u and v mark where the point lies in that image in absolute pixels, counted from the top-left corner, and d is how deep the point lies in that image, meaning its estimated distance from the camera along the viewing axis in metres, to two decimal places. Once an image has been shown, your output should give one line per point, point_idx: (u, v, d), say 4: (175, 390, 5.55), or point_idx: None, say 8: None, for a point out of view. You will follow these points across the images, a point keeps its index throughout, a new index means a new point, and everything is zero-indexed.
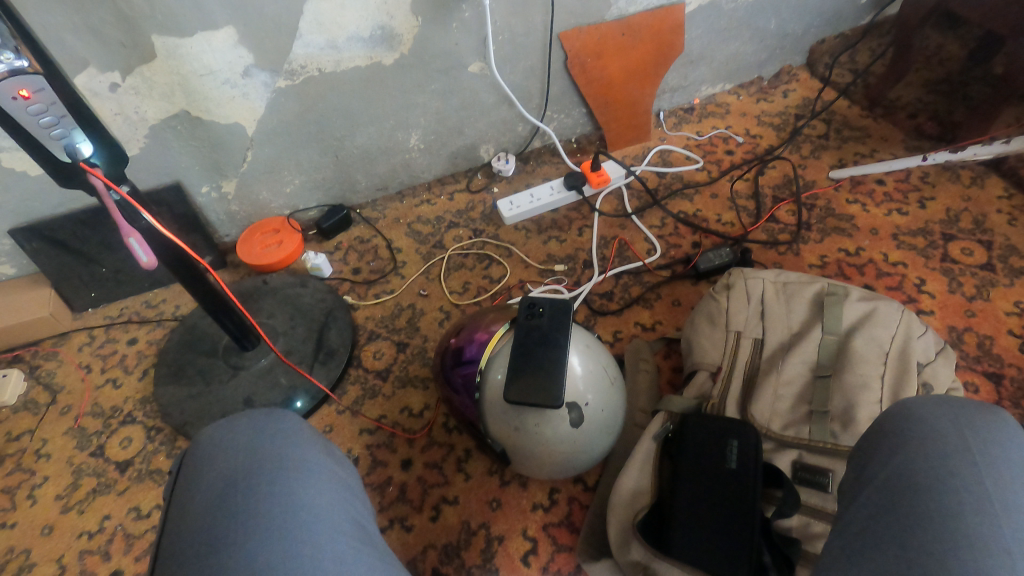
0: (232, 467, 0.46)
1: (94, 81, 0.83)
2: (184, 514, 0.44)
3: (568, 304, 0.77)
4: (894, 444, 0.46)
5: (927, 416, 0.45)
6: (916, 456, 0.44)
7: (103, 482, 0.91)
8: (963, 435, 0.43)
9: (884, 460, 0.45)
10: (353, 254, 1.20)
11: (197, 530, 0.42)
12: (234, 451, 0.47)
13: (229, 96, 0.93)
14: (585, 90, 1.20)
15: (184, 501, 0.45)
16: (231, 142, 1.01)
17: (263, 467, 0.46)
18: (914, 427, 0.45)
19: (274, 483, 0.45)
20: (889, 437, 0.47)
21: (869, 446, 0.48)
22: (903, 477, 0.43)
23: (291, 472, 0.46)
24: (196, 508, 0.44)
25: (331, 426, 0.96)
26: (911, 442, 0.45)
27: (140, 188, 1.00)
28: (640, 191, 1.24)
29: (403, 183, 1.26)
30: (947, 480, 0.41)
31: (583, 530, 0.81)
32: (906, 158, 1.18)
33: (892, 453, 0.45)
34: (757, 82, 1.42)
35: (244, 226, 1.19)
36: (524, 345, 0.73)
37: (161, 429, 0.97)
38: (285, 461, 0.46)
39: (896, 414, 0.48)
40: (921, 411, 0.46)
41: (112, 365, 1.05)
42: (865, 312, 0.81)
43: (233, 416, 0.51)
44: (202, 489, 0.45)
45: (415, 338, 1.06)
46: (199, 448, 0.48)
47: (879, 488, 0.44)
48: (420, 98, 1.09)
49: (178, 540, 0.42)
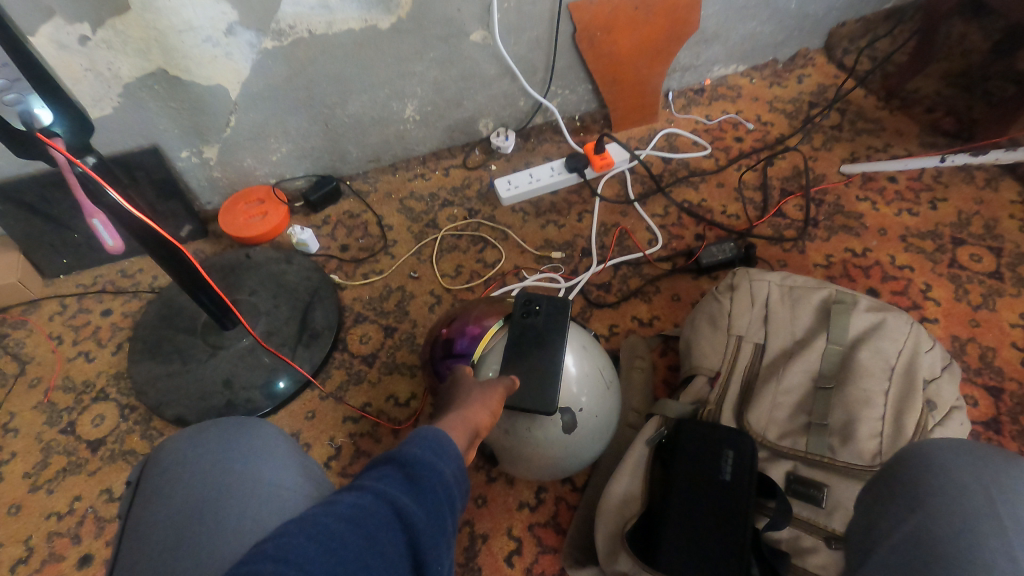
0: (192, 484, 0.47)
1: (61, 32, 0.76)
2: (143, 529, 0.45)
3: (567, 303, 0.74)
4: (912, 499, 0.43)
5: (949, 468, 0.43)
6: (936, 514, 0.41)
7: (74, 461, 0.88)
8: (989, 494, 0.40)
9: (900, 517, 0.43)
10: (341, 229, 1.14)
11: (155, 545, 0.43)
12: (197, 468, 0.48)
13: (211, 56, 0.86)
14: (592, 66, 1.13)
15: (143, 516, 0.46)
16: (213, 105, 0.94)
17: (224, 481, 0.47)
18: (935, 480, 0.42)
19: (234, 494, 0.46)
20: (907, 486, 0.44)
21: (883, 493, 0.45)
22: (924, 537, 0.40)
23: (252, 484, 0.47)
24: (155, 522, 0.45)
25: (314, 412, 0.93)
26: (933, 497, 0.42)
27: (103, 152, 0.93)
28: (643, 175, 1.19)
29: (396, 155, 1.20)
30: (973, 546, 0.38)
31: (570, 532, 0.78)
32: (922, 156, 1.13)
33: (911, 508, 0.42)
34: (772, 64, 1.35)
35: (227, 194, 1.13)
36: (518, 346, 0.70)
37: (135, 408, 0.93)
38: (245, 478, 0.47)
39: (915, 459, 0.45)
40: (941, 458, 0.44)
41: (85, 337, 1.00)
42: (873, 323, 0.77)
43: (198, 427, 0.52)
44: (160, 508, 0.46)
45: (404, 323, 1.02)
46: (161, 464, 0.50)
47: (897, 546, 0.41)
48: (417, 67, 1.02)
49: (135, 554, 0.43)
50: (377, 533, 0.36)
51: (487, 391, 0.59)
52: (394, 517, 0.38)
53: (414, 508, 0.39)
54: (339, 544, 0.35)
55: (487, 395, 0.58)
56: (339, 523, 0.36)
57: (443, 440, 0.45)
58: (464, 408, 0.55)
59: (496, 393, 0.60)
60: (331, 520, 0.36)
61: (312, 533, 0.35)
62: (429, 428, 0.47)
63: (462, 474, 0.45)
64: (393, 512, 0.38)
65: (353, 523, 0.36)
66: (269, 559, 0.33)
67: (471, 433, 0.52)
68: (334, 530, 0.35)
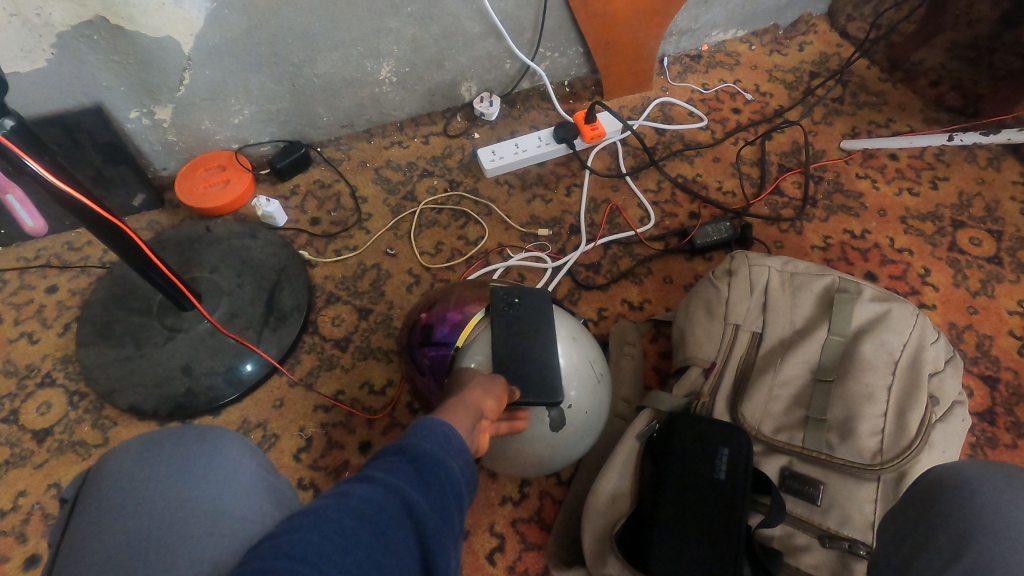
0: (138, 508, 0.40)
1: None
2: (74, 566, 0.37)
3: (547, 295, 0.71)
4: (956, 538, 0.37)
5: (997, 502, 0.38)
6: (988, 561, 0.36)
7: (18, 453, 0.81)
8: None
9: (942, 560, 0.37)
10: (311, 201, 1.06)
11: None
12: (147, 488, 0.41)
13: (158, 3, 0.76)
14: (584, 26, 1.04)
15: (75, 552, 0.38)
16: (162, 59, 0.83)
17: (174, 508, 0.40)
18: (984, 519, 0.37)
19: (189, 529, 0.39)
20: (948, 522, 0.38)
21: (918, 527, 0.40)
22: None
23: (209, 514, 0.40)
24: (89, 561, 0.37)
25: (282, 400, 0.87)
26: (984, 539, 0.36)
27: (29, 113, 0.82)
28: (636, 147, 1.12)
29: (371, 120, 1.11)
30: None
31: (555, 530, 0.74)
32: (927, 134, 1.08)
33: (954, 551, 0.37)
34: (773, 30, 1.28)
35: (185, 159, 1.03)
36: (503, 336, 0.65)
37: (85, 395, 0.85)
38: (201, 503, 0.40)
39: (956, 488, 0.40)
40: (985, 491, 0.39)
41: (28, 317, 0.92)
42: (878, 313, 0.73)
43: (154, 436, 0.45)
44: (97, 536, 0.39)
45: (380, 304, 0.95)
46: (105, 481, 0.42)
47: None
48: (394, 22, 0.92)
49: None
50: (389, 531, 0.32)
51: (491, 381, 0.55)
52: (405, 517, 0.34)
53: (425, 506, 0.35)
54: (353, 543, 0.31)
55: (492, 382, 0.55)
56: (352, 519, 0.32)
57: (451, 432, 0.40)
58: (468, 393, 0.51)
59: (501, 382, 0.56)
60: (342, 515, 0.32)
61: (324, 529, 0.31)
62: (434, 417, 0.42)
63: (471, 467, 0.40)
64: (404, 509, 0.34)
65: (366, 520, 0.32)
66: (278, 557, 0.29)
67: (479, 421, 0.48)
68: (346, 526, 0.31)
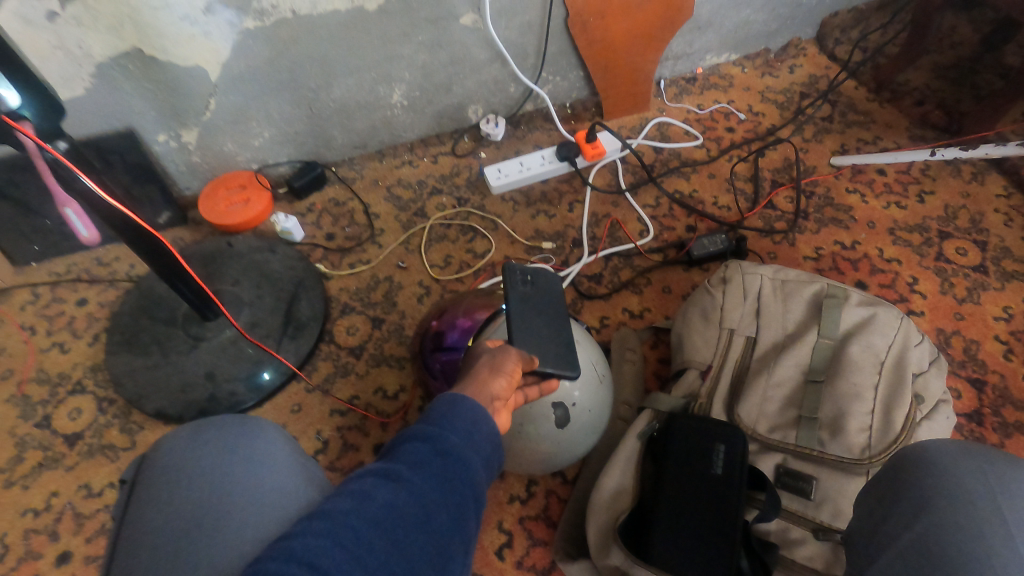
0: (188, 485, 0.45)
1: (27, 7, 0.72)
2: (137, 535, 0.42)
3: (552, 275, 0.72)
4: (917, 506, 0.43)
5: (951, 470, 0.43)
6: (943, 521, 0.41)
7: (50, 455, 0.85)
8: (993, 499, 0.41)
9: (905, 523, 0.43)
10: (327, 217, 1.12)
11: (150, 556, 0.41)
12: (194, 467, 0.46)
13: (188, 35, 0.82)
14: (585, 51, 1.11)
15: (136, 524, 0.43)
16: (190, 86, 0.90)
17: (220, 483, 0.45)
18: (940, 486, 0.43)
19: (235, 503, 0.44)
20: (910, 491, 0.44)
21: (887, 498, 0.46)
22: (932, 544, 0.40)
23: (250, 489, 0.45)
24: (149, 531, 0.43)
25: (300, 404, 0.91)
26: (939, 505, 0.42)
27: (78, 135, 0.89)
28: (635, 165, 1.18)
29: (383, 141, 1.17)
30: (982, 554, 0.38)
31: (561, 526, 0.78)
32: (912, 149, 1.14)
33: (913, 513, 0.43)
34: (764, 54, 1.34)
35: (207, 179, 1.09)
36: (519, 307, 0.66)
37: (114, 401, 0.90)
38: (242, 481, 0.45)
39: (916, 461, 0.45)
40: (944, 462, 0.44)
41: (59, 328, 0.97)
42: (864, 317, 0.77)
43: (199, 423, 0.50)
44: (154, 509, 0.44)
45: (393, 314, 1.00)
46: (160, 462, 0.47)
47: (903, 553, 0.42)
48: (405, 50, 0.98)
49: (127, 566, 0.41)
50: (401, 539, 0.36)
51: (501, 354, 0.54)
52: (418, 524, 0.37)
53: (439, 513, 0.38)
54: (367, 551, 0.34)
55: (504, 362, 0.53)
56: (366, 526, 0.35)
57: (479, 418, 0.44)
58: (474, 380, 0.49)
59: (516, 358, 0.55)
60: (358, 523, 0.35)
61: (339, 537, 0.34)
62: (461, 398, 0.45)
63: (494, 460, 0.44)
64: (418, 516, 0.37)
65: (379, 527, 0.36)
66: (293, 560, 0.32)
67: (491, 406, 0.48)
68: (360, 535, 0.35)
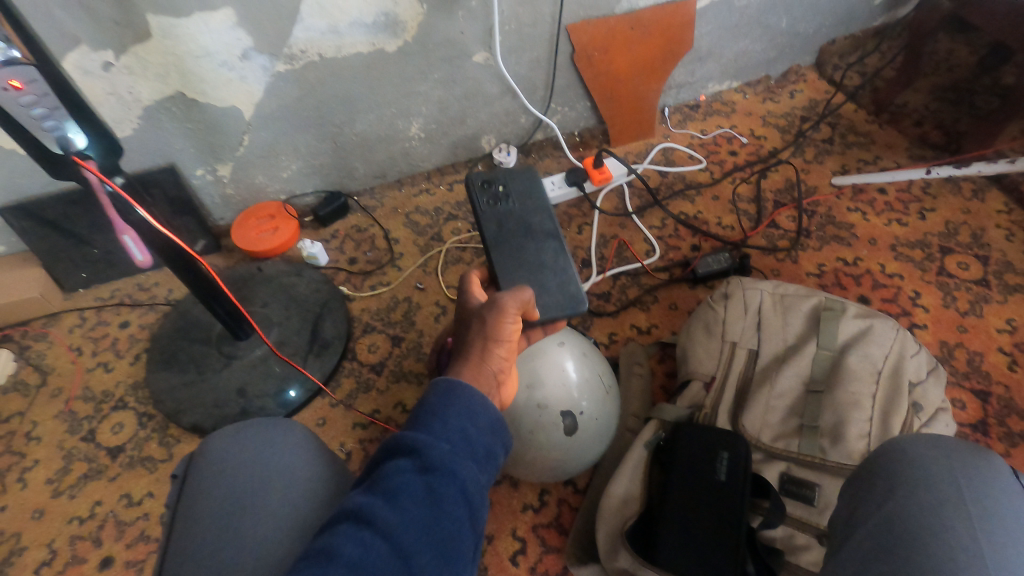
0: (234, 482, 0.51)
1: (86, 59, 0.81)
2: (192, 524, 0.49)
3: (518, 172, 0.76)
4: (887, 488, 0.49)
5: (924, 459, 0.49)
6: (909, 500, 0.47)
7: (94, 467, 0.91)
8: (959, 485, 0.46)
9: (876, 503, 0.49)
10: (349, 243, 1.19)
11: (206, 544, 0.47)
12: (239, 464, 0.52)
13: (226, 79, 0.91)
14: (590, 83, 1.18)
15: (191, 514, 0.50)
16: (227, 124, 0.98)
17: (263, 480, 0.51)
18: (909, 471, 0.49)
19: (277, 502, 0.50)
20: (883, 477, 0.50)
21: (864, 485, 0.52)
22: (899, 519, 0.46)
23: (289, 485, 0.51)
24: (203, 521, 0.49)
25: (325, 418, 0.97)
26: (906, 486, 0.48)
27: (130, 169, 0.97)
28: (641, 189, 1.23)
29: (402, 171, 1.24)
30: (941, 528, 0.44)
31: (572, 533, 0.81)
32: (910, 168, 1.17)
33: (887, 494, 0.49)
34: (765, 80, 1.39)
35: (239, 210, 1.17)
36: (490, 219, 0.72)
37: (153, 416, 0.96)
38: (281, 479, 0.52)
39: (891, 451, 0.51)
40: (913, 451, 0.50)
41: (104, 348, 1.04)
42: (861, 329, 0.81)
43: (240, 424, 0.56)
44: (206, 502, 0.50)
45: (411, 333, 1.06)
46: (207, 458, 0.53)
47: (871, 530, 0.48)
48: (422, 86, 1.06)
49: (186, 551, 0.47)
50: None
51: (493, 318, 0.53)
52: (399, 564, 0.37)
53: (423, 544, 0.39)
54: None
55: (502, 329, 0.53)
56: None
57: (472, 416, 0.46)
58: (472, 362, 0.52)
59: (514, 314, 0.54)
60: None
61: None
62: (458, 386, 0.47)
63: (484, 468, 0.45)
64: (400, 555, 0.37)
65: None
66: None
67: (496, 381, 0.53)
68: None
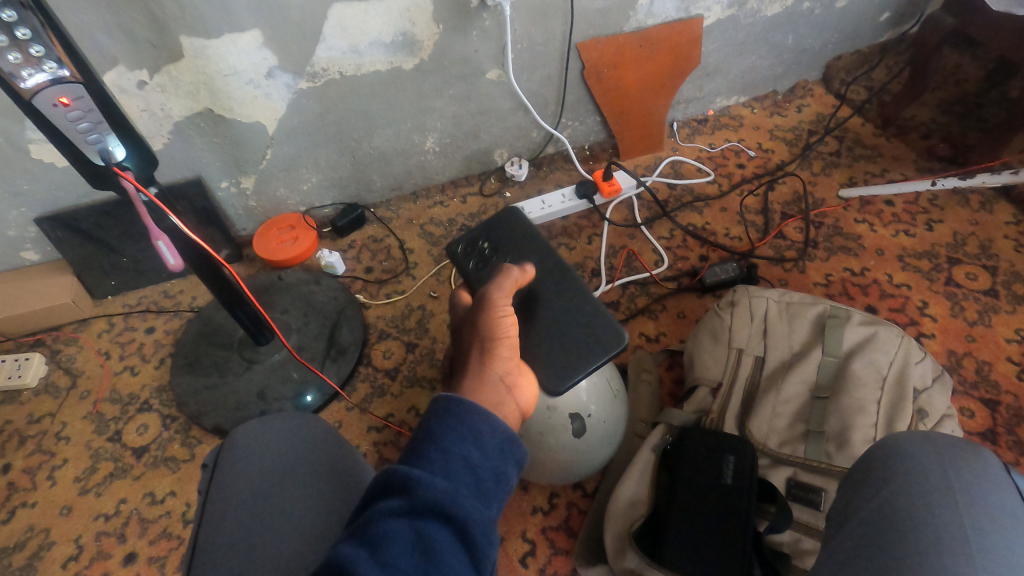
0: (265, 470, 0.56)
1: (123, 78, 0.85)
2: (225, 507, 0.53)
3: (499, 223, 0.76)
4: (880, 480, 0.52)
5: (917, 455, 0.51)
6: (901, 492, 0.49)
7: (120, 466, 0.95)
8: (948, 476, 0.49)
9: (871, 495, 0.51)
10: (365, 253, 1.22)
11: (241, 525, 0.52)
12: (270, 453, 0.57)
13: (252, 96, 0.96)
14: (601, 98, 1.21)
15: (223, 497, 0.54)
16: (251, 139, 1.03)
17: (294, 470, 0.56)
18: (902, 465, 0.51)
19: (307, 491, 0.55)
20: (878, 470, 0.53)
21: (860, 478, 0.54)
22: (890, 509, 0.49)
23: (317, 475, 0.56)
24: (237, 504, 0.53)
25: (341, 421, 1.00)
26: (899, 479, 0.50)
27: (162, 182, 1.03)
28: (650, 201, 1.26)
29: (417, 184, 1.28)
30: (930, 518, 0.47)
31: (581, 534, 0.82)
32: (916, 181, 1.19)
33: (881, 486, 0.51)
34: (772, 95, 1.42)
35: (261, 221, 1.21)
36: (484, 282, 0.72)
37: (176, 418, 1.00)
38: (310, 470, 0.57)
39: (887, 447, 0.54)
40: (907, 447, 0.52)
41: (130, 353, 1.08)
42: (866, 336, 0.83)
43: (268, 417, 0.60)
44: (238, 486, 0.55)
45: (425, 339, 1.09)
46: (236, 447, 0.57)
47: (865, 520, 0.50)
48: (438, 102, 1.10)
49: (221, 532, 0.51)
50: None
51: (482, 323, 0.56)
52: None
53: None
54: None
55: (494, 332, 0.55)
56: None
57: (471, 441, 0.45)
58: (473, 372, 0.53)
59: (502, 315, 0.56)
60: None
61: None
62: (461, 407, 0.46)
63: (485, 500, 0.44)
64: None
65: None
66: None
67: (505, 387, 0.52)
68: None
